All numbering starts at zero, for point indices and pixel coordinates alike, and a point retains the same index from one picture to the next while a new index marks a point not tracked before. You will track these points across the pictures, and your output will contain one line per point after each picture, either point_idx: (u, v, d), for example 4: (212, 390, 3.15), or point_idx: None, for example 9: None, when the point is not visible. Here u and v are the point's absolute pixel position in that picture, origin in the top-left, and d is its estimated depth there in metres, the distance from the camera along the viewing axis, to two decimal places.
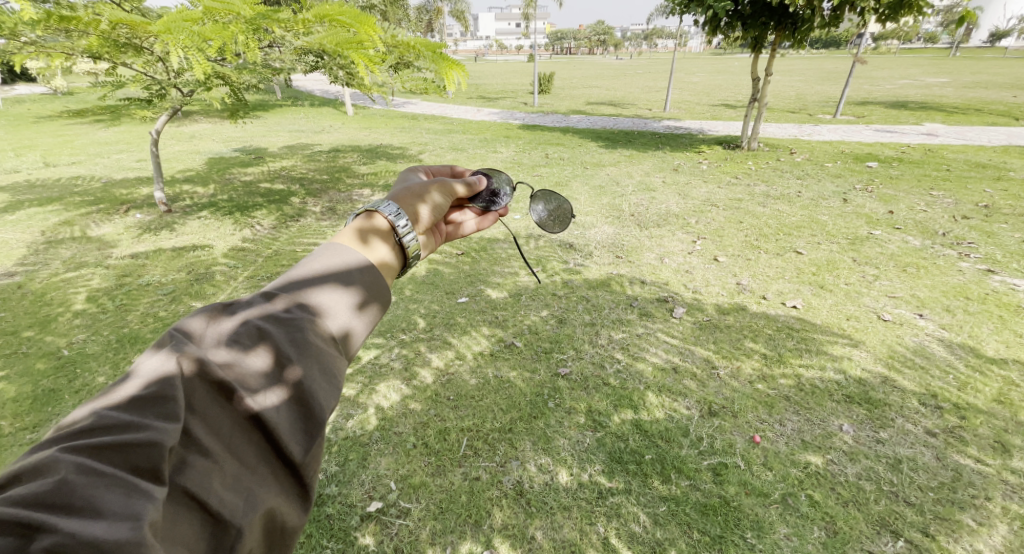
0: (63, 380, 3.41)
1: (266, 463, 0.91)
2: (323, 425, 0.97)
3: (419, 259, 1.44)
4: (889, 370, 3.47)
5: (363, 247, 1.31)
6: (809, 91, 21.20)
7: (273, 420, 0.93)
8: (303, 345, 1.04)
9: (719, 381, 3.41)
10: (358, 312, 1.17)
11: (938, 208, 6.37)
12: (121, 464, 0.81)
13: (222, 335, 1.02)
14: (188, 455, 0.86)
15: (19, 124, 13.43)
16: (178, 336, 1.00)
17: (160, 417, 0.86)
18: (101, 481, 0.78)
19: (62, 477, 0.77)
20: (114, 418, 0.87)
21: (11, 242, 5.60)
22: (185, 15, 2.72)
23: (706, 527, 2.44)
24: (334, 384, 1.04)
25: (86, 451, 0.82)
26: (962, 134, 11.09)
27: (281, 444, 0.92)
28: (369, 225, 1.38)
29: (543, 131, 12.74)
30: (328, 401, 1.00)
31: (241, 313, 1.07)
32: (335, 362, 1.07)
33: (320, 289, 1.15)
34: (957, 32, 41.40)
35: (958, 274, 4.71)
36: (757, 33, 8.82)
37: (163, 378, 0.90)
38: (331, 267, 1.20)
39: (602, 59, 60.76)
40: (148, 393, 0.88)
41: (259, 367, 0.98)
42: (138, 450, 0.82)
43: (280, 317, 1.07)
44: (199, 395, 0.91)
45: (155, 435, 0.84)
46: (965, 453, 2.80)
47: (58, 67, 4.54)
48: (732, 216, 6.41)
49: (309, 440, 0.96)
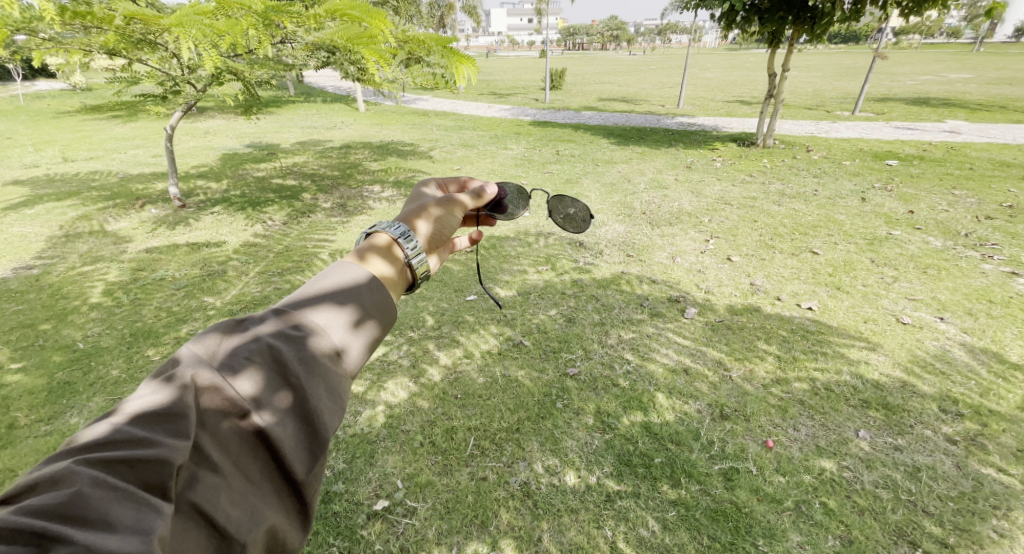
0: (78, 373, 3.45)
1: (270, 479, 0.93)
2: (327, 444, 0.98)
3: (427, 279, 1.46)
4: (908, 375, 3.38)
5: (361, 263, 1.34)
6: (829, 87, 20.75)
7: (279, 437, 0.94)
8: (311, 364, 1.04)
9: (732, 383, 3.35)
10: (362, 332, 1.17)
11: (960, 208, 6.20)
12: (133, 479, 0.82)
13: (232, 350, 1.02)
14: (198, 470, 0.87)
15: (40, 119, 13.67)
16: (186, 358, 0.99)
17: (172, 433, 0.88)
18: (115, 494, 0.80)
19: (77, 490, 0.78)
20: (129, 431, 0.88)
21: (30, 236, 5.68)
22: (198, 9, 2.77)
23: (716, 534, 2.39)
24: (339, 403, 1.04)
25: (101, 465, 0.83)
26: (985, 131, 10.81)
27: (286, 460, 0.94)
28: (367, 243, 1.42)
29: (555, 128, 12.63)
30: (332, 422, 1.01)
31: (250, 329, 1.06)
32: (340, 379, 1.07)
33: (323, 308, 1.14)
34: (983, 26, 40.11)
35: (981, 276, 4.58)
36: (775, 28, 8.65)
37: (174, 398, 0.91)
38: (340, 284, 1.20)
39: (613, 55, 59.98)
40: (161, 408, 0.89)
41: (264, 387, 0.98)
42: (149, 465, 0.83)
43: (288, 333, 1.07)
44: (211, 410, 0.92)
45: (168, 451, 0.85)
46: (986, 463, 2.71)
47: (76, 62, 4.61)
48: (746, 216, 6.30)
49: (313, 460, 0.97)
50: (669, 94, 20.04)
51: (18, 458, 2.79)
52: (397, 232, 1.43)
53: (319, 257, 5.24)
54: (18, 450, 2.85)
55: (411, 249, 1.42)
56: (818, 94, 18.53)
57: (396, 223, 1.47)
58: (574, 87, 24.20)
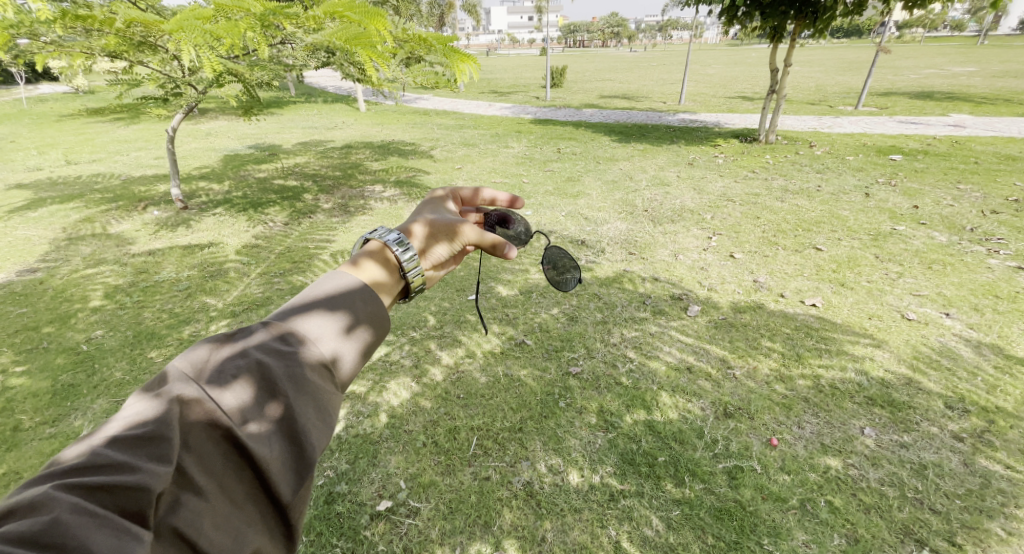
0: (82, 375, 3.46)
1: (255, 501, 0.96)
2: (313, 463, 1.01)
3: (422, 291, 1.48)
4: (913, 371, 3.35)
5: (355, 269, 1.36)
6: (831, 82, 20.69)
7: (264, 456, 0.97)
8: (300, 380, 1.07)
9: (736, 381, 3.33)
10: (353, 339, 1.20)
11: (965, 203, 6.15)
12: (113, 506, 0.85)
13: (221, 364, 1.05)
14: (180, 494, 0.89)
15: (43, 123, 13.73)
16: (177, 375, 1.02)
17: (154, 458, 0.90)
18: (94, 522, 0.82)
19: (56, 517, 0.81)
20: (109, 456, 0.90)
21: (34, 239, 5.70)
22: (197, 12, 2.68)
23: (720, 533, 2.38)
24: (328, 421, 1.08)
25: (80, 490, 0.85)
26: (990, 125, 10.74)
27: (271, 481, 0.97)
28: (362, 251, 1.44)
29: (556, 126, 12.57)
30: (320, 440, 1.05)
31: (239, 342, 1.10)
32: (329, 394, 1.10)
33: (314, 317, 1.18)
34: (986, 19, 39.71)
35: (987, 271, 4.54)
36: (777, 23, 8.56)
37: (160, 418, 0.94)
38: (332, 293, 1.24)
39: (613, 52, 59.77)
40: (147, 430, 0.92)
41: (251, 402, 1.01)
42: (129, 492, 0.86)
43: (277, 348, 1.11)
44: (197, 428, 0.95)
45: (148, 478, 0.87)
46: (994, 459, 2.69)
47: (78, 65, 4.62)
48: (749, 212, 6.27)
49: (299, 480, 1.01)
50: (670, 91, 20.07)
51: (23, 460, 2.80)
52: (390, 239, 1.45)
53: (320, 257, 5.24)
54: (24, 451, 2.86)
55: (405, 254, 1.43)
56: (822, 88, 18.41)
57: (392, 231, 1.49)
58: (574, 84, 24.15)
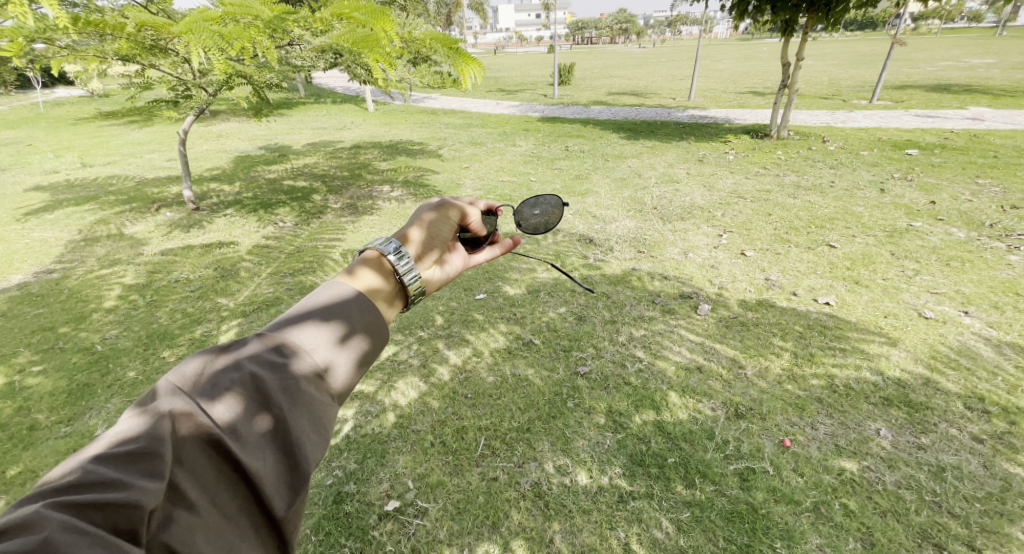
0: (96, 375, 3.50)
1: (250, 516, 0.96)
2: (307, 479, 1.01)
3: (421, 297, 1.47)
4: (931, 371, 3.27)
5: (350, 278, 1.36)
6: (844, 75, 20.42)
7: (258, 470, 0.97)
8: (293, 392, 1.07)
9: (747, 381, 3.27)
10: (348, 349, 1.20)
11: (984, 198, 6.00)
12: (105, 523, 0.84)
13: (214, 376, 1.05)
14: (173, 510, 0.89)
15: (60, 126, 13.98)
16: (168, 391, 1.02)
17: (147, 474, 0.89)
18: (84, 540, 0.80)
19: (46, 537, 0.79)
20: (100, 473, 0.89)
21: (50, 240, 5.79)
22: (206, 15, 2.72)
23: (732, 535, 2.34)
24: (322, 433, 1.07)
25: (72, 508, 0.84)
26: (1010, 118, 10.50)
27: (265, 496, 0.96)
28: (360, 259, 1.44)
29: (564, 124, 12.48)
30: (314, 454, 1.04)
31: (232, 355, 1.10)
32: (324, 407, 1.10)
33: (306, 327, 1.17)
34: (1005, 11, 38.74)
35: (1007, 268, 4.43)
36: (788, 16, 8.37)
37: (152, 433, 0.93)
38: (328, 302, 1.24)
39: (621, 49, 59.47)
40: (138, 446, 0.91)
41: (243, 415, 1.01)
42: (121, 509, 0.85)
43: (271, 359, 1.11)
44: (188, 442, 0.94)
45: (139, 494, 0.87)
46: (1015, 462, 2.61)
47: (92, 68, 4.68)
48: (760, 209, 6.18)
49: (293, 494, 1.00)
50: (681, 86, 19.85)
51: (39, 459, 2.84)
52: (389, 248, 1.44)
53: (329, 257, 5.26)
54: (40, 450, 2.90)
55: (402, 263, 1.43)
56: (835, 82, 18.12)
57: (388, 239, 1.48)
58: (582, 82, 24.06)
